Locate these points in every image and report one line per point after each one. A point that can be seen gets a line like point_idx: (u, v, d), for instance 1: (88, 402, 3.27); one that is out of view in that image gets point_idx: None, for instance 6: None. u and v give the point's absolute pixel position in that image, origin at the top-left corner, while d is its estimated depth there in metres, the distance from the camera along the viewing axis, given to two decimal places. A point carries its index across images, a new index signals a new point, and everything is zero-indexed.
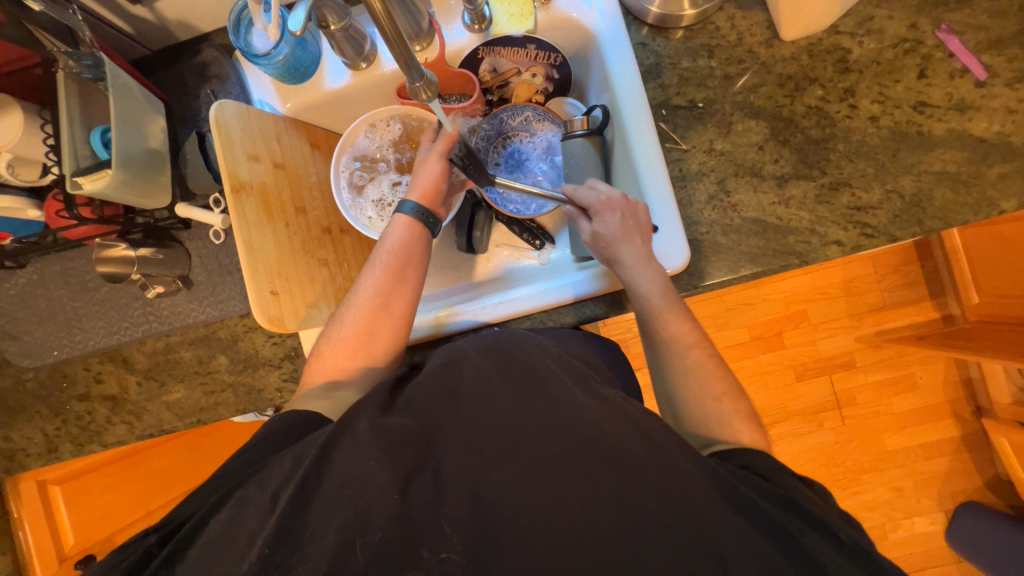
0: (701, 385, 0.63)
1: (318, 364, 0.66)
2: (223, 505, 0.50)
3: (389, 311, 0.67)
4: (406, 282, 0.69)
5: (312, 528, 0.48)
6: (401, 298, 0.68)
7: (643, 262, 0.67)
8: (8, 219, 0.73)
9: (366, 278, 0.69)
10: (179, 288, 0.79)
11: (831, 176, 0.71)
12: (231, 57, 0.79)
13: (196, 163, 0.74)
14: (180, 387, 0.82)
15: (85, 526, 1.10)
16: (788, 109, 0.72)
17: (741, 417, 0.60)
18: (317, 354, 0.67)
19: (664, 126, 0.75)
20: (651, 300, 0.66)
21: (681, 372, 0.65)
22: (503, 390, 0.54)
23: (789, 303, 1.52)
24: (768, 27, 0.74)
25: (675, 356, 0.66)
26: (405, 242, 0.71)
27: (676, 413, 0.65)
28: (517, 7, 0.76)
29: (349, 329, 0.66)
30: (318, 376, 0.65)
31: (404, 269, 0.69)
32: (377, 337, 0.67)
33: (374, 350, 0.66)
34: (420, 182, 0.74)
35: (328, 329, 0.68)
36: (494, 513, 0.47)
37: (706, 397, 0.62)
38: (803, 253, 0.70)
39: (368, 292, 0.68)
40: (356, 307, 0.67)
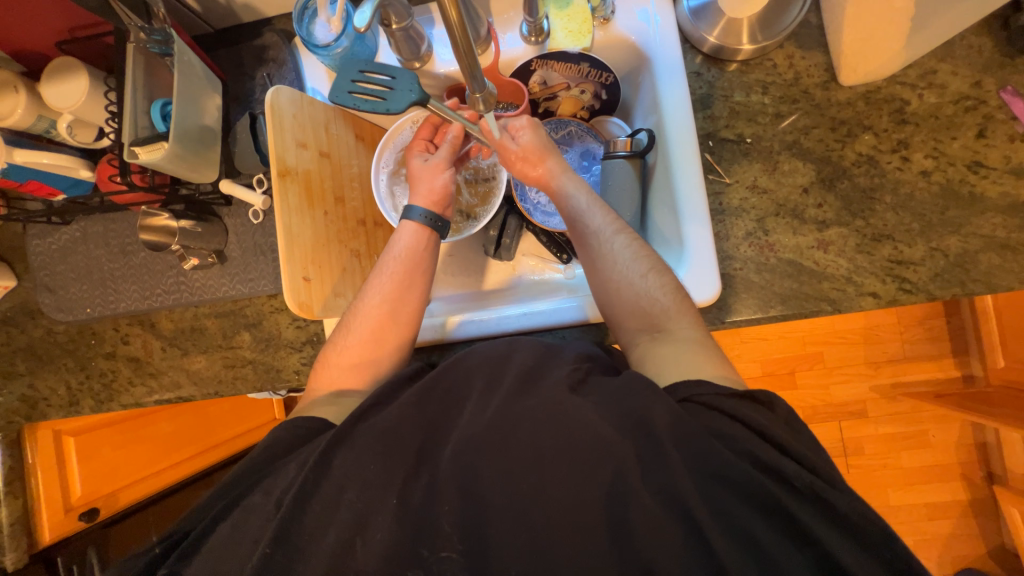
0: (625, 262, 0.66)
1: (335, 365, 0.66)
2: (229, 515, 0.52)
3: (395, 320, 0.68)
4: (412, 291, 0.70)
5: (310, 531, 0.49)
6: (408, 311, 0.69)
7: (566, 170, 0.76)
8: (59, 177, 0.76)
9: (373, 283, 0.70)
10: (214, 262, 0.81)
11: (874, 227, 0.70)
12: (290, 44, 0.81)
13: (246, 144, 0.76)
14: (202, 357, 0.84)
15: (93, 480, 1.08)
16: (838, 153, 0.71)
17: (666, 288, 0.63)
18: (324, 358, 0.67)
19: (709, 157, 0.74)
20: (579, 198, 0.73)
21: (609, 256, 0.67)
22: (505, 389, 0.54)
23: (807, 343, 1.50)
24: (828, 69, 0.72)
25: (604, 243, 0.68)
26: (413, 248, 0.73)
27: (614, 307, 0.65)
28: (576, 24, 0.75)
29: (356, 336, 0.67)
30: (333, 373, 0.65)
31: (410, 278, 0.70)
32: (381, 345, 0.67)
33: (380, 356, 0.67)
34: (429, 190, 0.76)
35: (338, 330, 0.69)
36: (490, 518, 0.47)
37: (633, 274, 0.65)
38: (836, 301, 0.70)
39: (373, 299, 0.69)
40: (362, 316, 0.68)
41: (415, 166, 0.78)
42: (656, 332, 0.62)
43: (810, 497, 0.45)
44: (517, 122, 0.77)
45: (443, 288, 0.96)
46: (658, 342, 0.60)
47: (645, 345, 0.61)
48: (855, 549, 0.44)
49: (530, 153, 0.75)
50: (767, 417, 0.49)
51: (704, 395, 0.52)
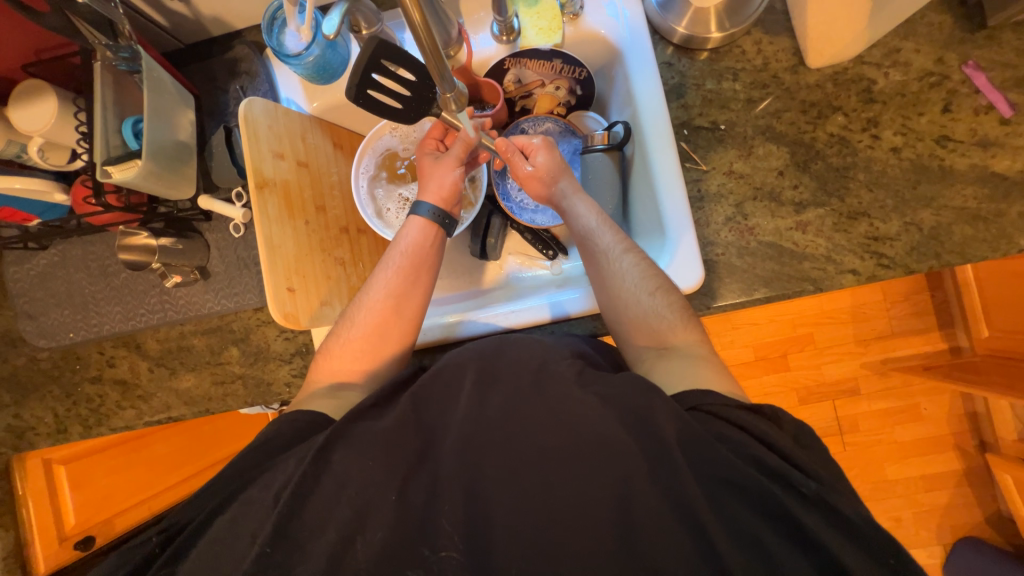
0: (633, 280, 0.66)
1: (325, 372, 0.65)
2: (228, 507, 0.51)
3: (400, 314, 0.68)
4: (417, 287, 0.70)
5: (311, 526, 0.48)
6: (415, 305, 0.69)
7: (578, 193, 0.76)
8: (33, 202, 0.75)
9: (379, 277, 0.70)
10: (197, 278, 0.80)
11: (850, 205, 0.71)
12: (262, 55, 0.81)
13: (223, 158, 0.76)
14: (191, 376, 0.83)
15: (87, 507, 1.07)
16: (810, 135, 0.72)
17: (675, 308, 0.64)
18: (325, 350, 0.67)
19: (685, 145, 0.75)
20: (588, 219, 0.73)
21: (617, 274, 0.67)
22: (505, 385, 0.54)
23: (796, 326, 1.51)
24: (795, 53, 0.74)
25: (612, 262, 0.68)
26: (419, 243, 0.73)
27: (623, 325, 0.66)
28: (546, 21, 0.76)
29: (359, 328, 0.67)
30: (322, 377, 0.65)
31: (417, 273, 0.70)
32: (386, 339, 0.67)
33: (382, 348, 0.67)
34: (439, 186, 0.76)
35: (342, 322, 0.69)
36: (493, 515, 0.48)
37: (642, 292, 0.65)
38: (817, 280, 0.71)
39: (378, 293, 0.69)
40: (366, 309, 0.68)
41: (428, 166, 0.78)
42: (662, 348, 0.62)
43: (798, 473, 0.45)
44: (530, 144, 0.78)
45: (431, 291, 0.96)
46: (664, 358, 0.61)
47: (651, 360, 0.62)
48: (845, 521, 0.44)
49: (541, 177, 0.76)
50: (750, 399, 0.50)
51: (710, 404, 0.52)
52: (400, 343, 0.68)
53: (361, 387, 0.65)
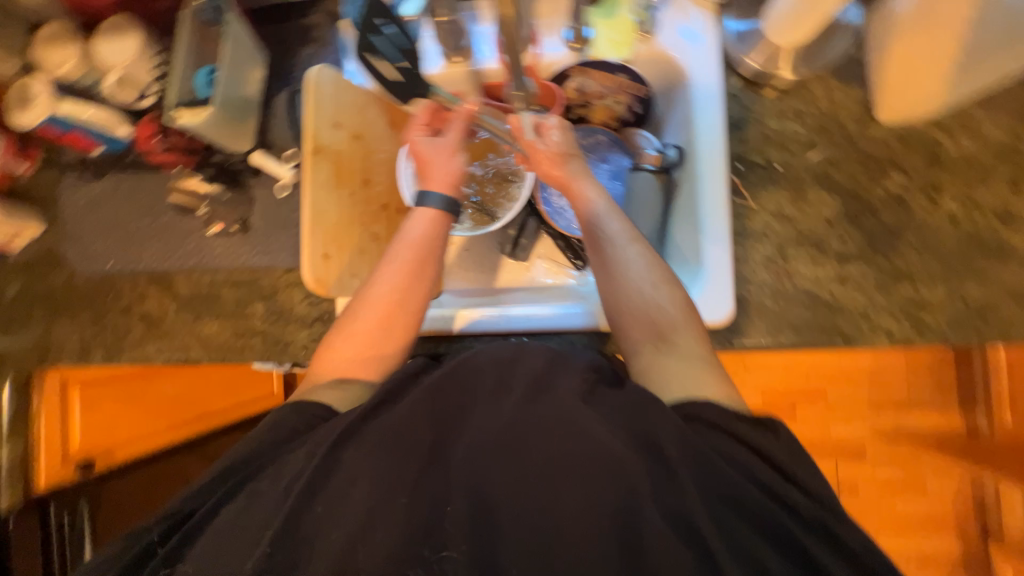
0: (639, 272, 0.63)
1: (339, 355, 0.64)
2: (235, 497, 0.51)
3: (404, 310, 0.66)
4: (422, 283, 0.67)
5: (321, 524, 0.47)
6: (417, 303, 0.67)
7: (585, 172, 0.70)
8: (99, 133, 0.78)
9: (382, 271, 0.67)
10: (237, 230, 0.82)
11: (895, 266, 0.69)
12: (335, 25, 0.82)
13: (282, 119, 0.80)
14: (214, 323, 0.85)
15: (92, 430, 1.11)
16: (867, 189, 0.71)
17: (677, 303, 0.62)
18: (329, 343, 0.66)
19: (736, 179, 0.74)
20: (596, 202, 0.67)
21: (622, 264, 0.64)
22: (515, 393, 0.52)
23: (810, 378, 1.48)
24: (864, 104, 0.72)
25: (619, 251, 0.65)
26: (426, 235, 0.68)
27: (622, 316, 0.63)
28: (618, 35, 0.76)
29: (364, 323, 0.65)
30: (339, 365, 0.64)
31: (422, 267, 0.67)
32: (389, 335, 0.66)
33: (388, 344, 0.66)
34: (445, 175, 0.70)
35: (346, 319, 0.67)
36: (492, 522, 0.46)
37: (647, 286, 0.63)
38: (849, 336, 0.69)
39: (383, 290, 0.66)
40: (368, 304, 0.66)
41: (428, 146, 0.71)
42: (661, 341, 0.60)
43: (805, 525, 0.45)
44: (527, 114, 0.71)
45: (455, 281, 0.97)
46: (662, 353, 0.59)
47: (648, 355, 0.60)
48: None
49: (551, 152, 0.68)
50: (766, 443, 0.49)
51: (708, 414, 0.51)
52: (404, 343, 0.66)
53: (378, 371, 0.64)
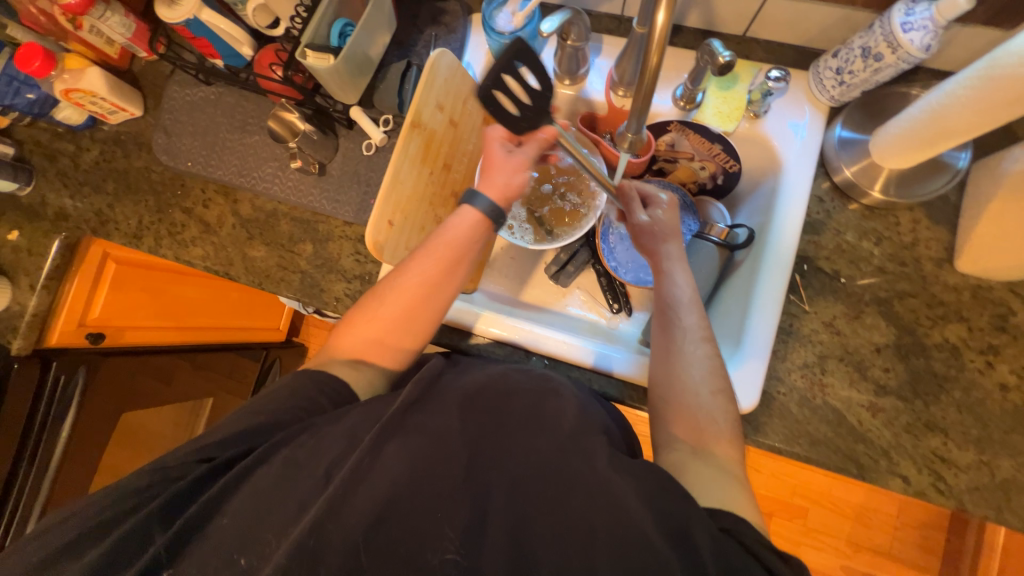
0: (700, 373, 0.61)
1: (359, 335, 0.66)
2: (285, 450, 0.53)
3: (429, 303, 0.67)
4: (452, 280, 0.68)
5: (357, 504, 0.47)
6: (443, 294, 0.68)
7: (681, 258, 0.72)
8: (225, 45, 0.82)
9: (415, 258, 0.68)
10: (314, 171, 0.85)
11: (931, 415, 0.68)
12: (466, 17, 0.86)
13: (390, 86, 0.81)
14: (262, 249, 0.88)
15: (114, 309, 1.08)
16: (925, 330, 0.70)
17: (729, 419, 0.59)
18: (352, 322, 0.67)
19: (797, 278, 0.74)
20: (684, 289, 0.68)
21: (686, 358, 0.63)
22: (550, 434, 0.53)
23: (795, 493, 1.44)
24: (948, 249, 0.72)
25: (688, 344, 0.64)
26: (466, 238, 0.69)
27: (663, 403, 0.61)
28: (728, 108, 0.78)
29: (389, 308, 0.66)
30: (356, 350, 0.66)
31: (455, 266, 0.68)
32: (412, 324, 0.67)
33: (407, 332, 0.67)
34: (503, 182, 0.71)
35: (371, 296, 0.68)
36: (486, 543, 0.47)
37: (704, 389, 0.61)
38: (864, 467, 0.68)
39: (410, 276, 0.66)
40: (395, 291, 0.66)
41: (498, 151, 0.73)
42: (695, 436, 0.58)
43: None
44: (659, 198, 0.76)
45: (492, 284, 0.99)
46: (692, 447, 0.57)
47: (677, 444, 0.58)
48: None
49: (653, 228, 0.73)
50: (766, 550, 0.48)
51: (743, 531, 0.47)
52: (421, 329, 0.67)
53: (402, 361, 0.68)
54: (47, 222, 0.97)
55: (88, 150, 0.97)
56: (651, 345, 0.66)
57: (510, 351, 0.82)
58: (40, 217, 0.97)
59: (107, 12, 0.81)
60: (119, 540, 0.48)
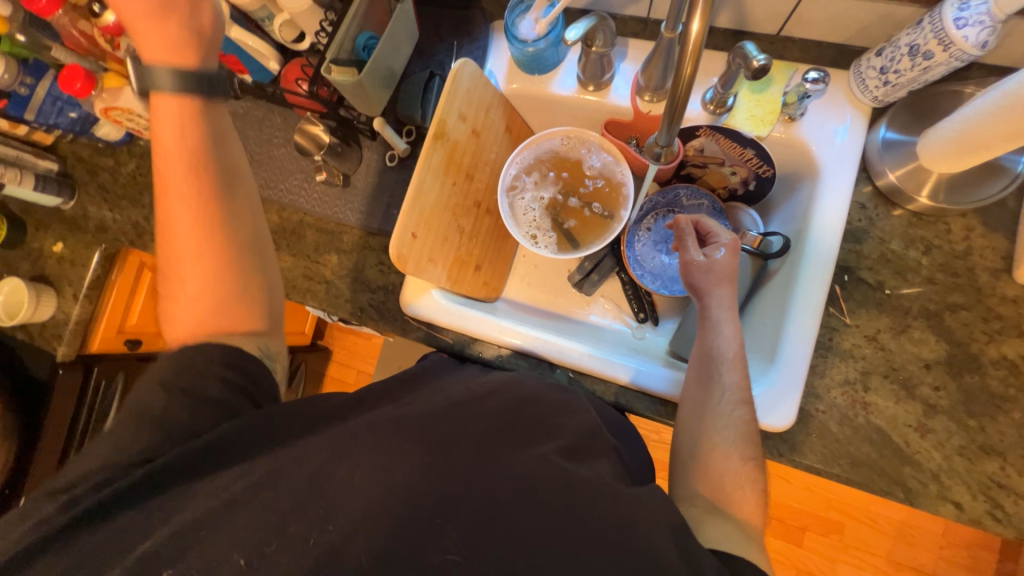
0: (732, 437, 0.58)
1: (186, 315, 0.58)
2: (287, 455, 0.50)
3: (242, 249, 0.60)
4: (232, 196, 0.60)
5: (363, 518, 0.44)
6: (239, 223, 0.60)
7: (731, 309, 0.66)
8: (253, 61, 0.83)
9: (189, 199, 0.57)
10: (339, 183, 0.86)
11: (987, 437, 0.63)
12: (488, 25, 0.85)
13: (413, 97, 0.81)
14: (288, 258, 0.88)
15: (147, 315, 1.15)
16: (979, 346, 0.65)
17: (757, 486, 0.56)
18: (170, 299, 0.59)
19: (837, 289, 0.70)
20: (730, 344, 0.64)
21: (719, 419, 0.60)
22: (555, 445, 0.53)
23: (830, 507, 1.38)
24: (1005, 258, 0.67)
25: (724, 404, 0.60)
26: (183, 116, 0.58)
27: (689, 457, 0.59)
28: (762, 112, 0.73)
29: (195, 269, 0.58)
30: (193, 333, 0.58)
31: (228, 175, 0.60)
32: (237, 279, 0.59)
33: (234, 292, 0.59)
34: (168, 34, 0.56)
35: (176, 273, 0.58)
36: (498, 565, 0.43)
37: (734, 454, 0.57)
38: (912, 491, 0.64)
39: (202, 225, 0.58)
40: (199, 247, 0.58)
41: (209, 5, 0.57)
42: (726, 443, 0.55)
43: None
44: (718, 236, 0.70)
45: (515, 292, 0.99)
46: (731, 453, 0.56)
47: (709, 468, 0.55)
48: None
49: (704, 271, 0.68)
50: None
51: None
52: (247, 276, 0.60)
53: (264, 317, 0.62)
54: (88, 234, 1.00)
55: (125, 164, 1.01)
56: (685, 396, 0.65)
57: (534, 363, 0.81)
58: (81, 229, 1.00)
59: None
60: (116, 533, 0.45)
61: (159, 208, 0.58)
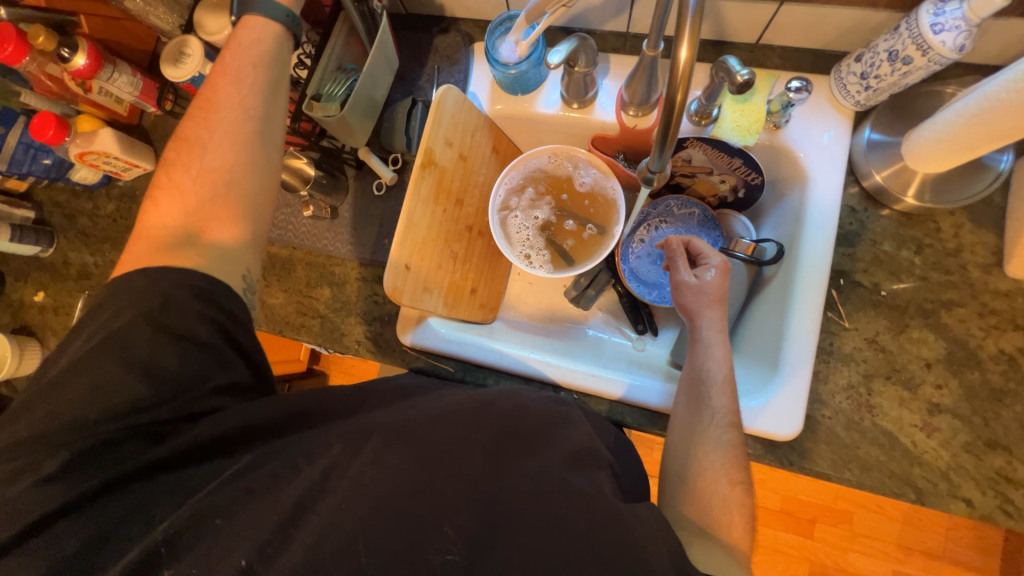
0: (718, 462, 0.58)
1: (176, 202, 0.58)
2: None
3: (251, 172, 0.60)
4: (267, 123, 0.61)
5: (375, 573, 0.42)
6: (266, 147, 0.61)
7: (722, 333, 0.66)
8: None
9: (233, 106, 0.60)
10: (327, 216, 0.85)
11: (992, 432, 0.64)
12: (468, 47, 0.85)
13: (398, 125, 0.81)
14: (281, 295, 0.87)
15: None
16: (976, 341, 0.66)
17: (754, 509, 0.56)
18: (170, 180, 0.59)
19: (834, 294, 0.71)
20: (721, 367, 0.63)
21: (707, 445, 0.59)
22: (555, 456, 0.50)
23: (839, 497, 1.38)
24: (995, 253, 0.68)
25: (712, 430, 0.60)
26: (257, 41, 0.62)
27: (680, 480, 0.59)
28: (747, 121, 0.73)
29: (206, 165, 0.58)
30: (171, 220, 0.57)
31: (270, 104, 0.62)
32: (238, 192, 0.59)
33: (229, 206, 0.58)
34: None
35: (192, 147, 0.59)
36: None
37: (722, 480, 0.57)
38: (923, 492, 0.64)
39: (228, 137, 0.59)
40: (217, 152, 0.58)
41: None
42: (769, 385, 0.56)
43: None
44: (709, 258, 0.69)
45: (513, 312, 0.98)
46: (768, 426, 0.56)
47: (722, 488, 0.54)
48: None
49: (694, 292, 0.68)
50: None
51: None
52: (253, 196, 0.60)
53: (245, 232, 0.60)
54: (71, 280, 0.97)
55: (103, 207, 0.98)
56: (676, 416, 0.65)
57: (537, 386, 0.80)
58: (63, 277, 0.98)
59: (115, 73, 0.81)
60: None
61: (206, 87, 0.61)
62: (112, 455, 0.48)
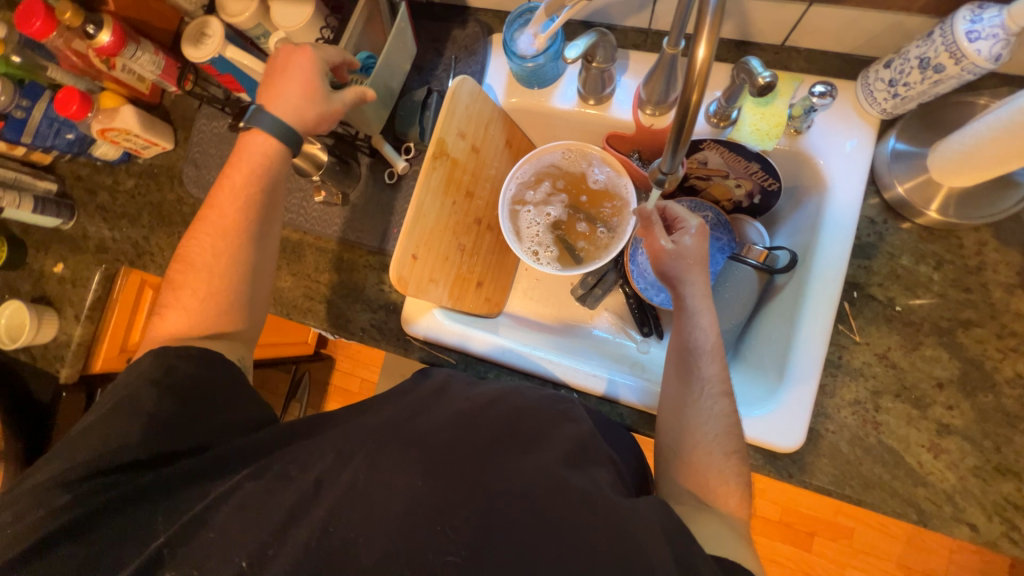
0: (714, 431, 0.57)
1: (179, 312, 0.61)
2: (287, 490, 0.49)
3: (252, 295, 0.64)
4: (268, 239, 0.65)
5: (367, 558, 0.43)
6: (262, 255, 0.65)
7: (707, 300, 0.65)
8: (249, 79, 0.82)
9: (238, 222, 0.63)
10: (338, 203, 0.85)
11: (1003, 457, 0.62)
12: (487, 38, 0.84)
13: (412, 115, 0.81)
14: (289, 279, 0.88)
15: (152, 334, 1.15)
16: (993, 363, 0.64)
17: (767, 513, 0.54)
18: (170, 298, 0.62)
19: (846, 306, 0.69)
20: (708, 335, 0.63)
21: (700, 414, 0.58)
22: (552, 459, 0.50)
23: (840, 511, 1.37)
24: (1020, 273, 0.65)
25: (705, 399, 0.59)
26: (257, 154, 0.64)
27: (674, 455, 0.58)
28: (767, 125, 0.70)
29: (210, 284, 0.61)
30: (176, 330, 0.60)
31: (270, 220, 0.65)
32: (240, 308, 0.63)
33: (233, 316, 0.62)
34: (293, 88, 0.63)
35: (193, 268, 0.62)
36: None
37: (718, 448, 0.56)
38: (926, 513, 0.63)
39: (233, 254, 0.62)
40: (222, 272, 0.62)
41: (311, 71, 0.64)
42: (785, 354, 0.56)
43: None
44: (685, 221, 0.68)
45: (519, 307, 0.98)
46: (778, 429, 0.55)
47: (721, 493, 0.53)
48: None
49: (682, 257, 0.66)
50: None
51: None
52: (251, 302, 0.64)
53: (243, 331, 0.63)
54: (89, 254, 1.00)
55: (123, 183, 1.00)
56: (666, 392, 0.63)
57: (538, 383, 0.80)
58: (82, 250, 1.00)
59: (138, 52, 0.82)
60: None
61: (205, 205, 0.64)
62: (127, 437, 0.49)
